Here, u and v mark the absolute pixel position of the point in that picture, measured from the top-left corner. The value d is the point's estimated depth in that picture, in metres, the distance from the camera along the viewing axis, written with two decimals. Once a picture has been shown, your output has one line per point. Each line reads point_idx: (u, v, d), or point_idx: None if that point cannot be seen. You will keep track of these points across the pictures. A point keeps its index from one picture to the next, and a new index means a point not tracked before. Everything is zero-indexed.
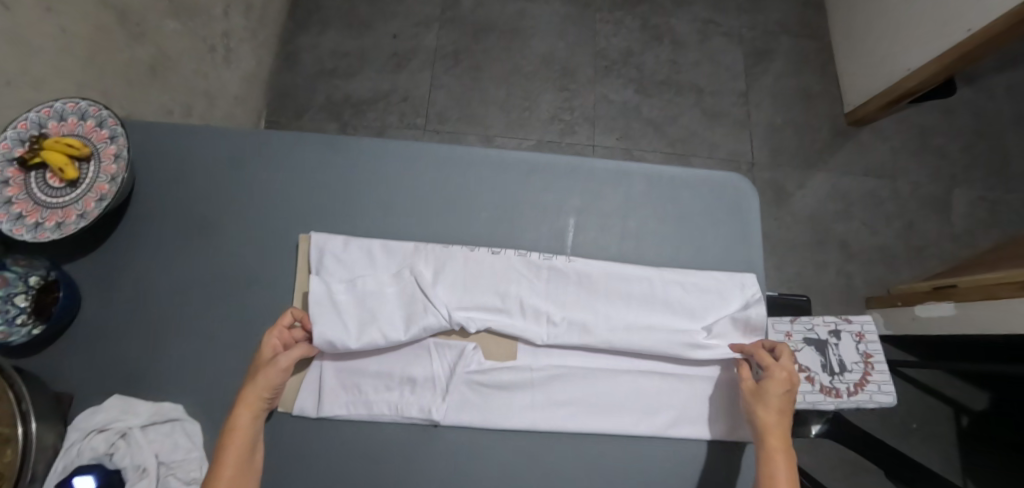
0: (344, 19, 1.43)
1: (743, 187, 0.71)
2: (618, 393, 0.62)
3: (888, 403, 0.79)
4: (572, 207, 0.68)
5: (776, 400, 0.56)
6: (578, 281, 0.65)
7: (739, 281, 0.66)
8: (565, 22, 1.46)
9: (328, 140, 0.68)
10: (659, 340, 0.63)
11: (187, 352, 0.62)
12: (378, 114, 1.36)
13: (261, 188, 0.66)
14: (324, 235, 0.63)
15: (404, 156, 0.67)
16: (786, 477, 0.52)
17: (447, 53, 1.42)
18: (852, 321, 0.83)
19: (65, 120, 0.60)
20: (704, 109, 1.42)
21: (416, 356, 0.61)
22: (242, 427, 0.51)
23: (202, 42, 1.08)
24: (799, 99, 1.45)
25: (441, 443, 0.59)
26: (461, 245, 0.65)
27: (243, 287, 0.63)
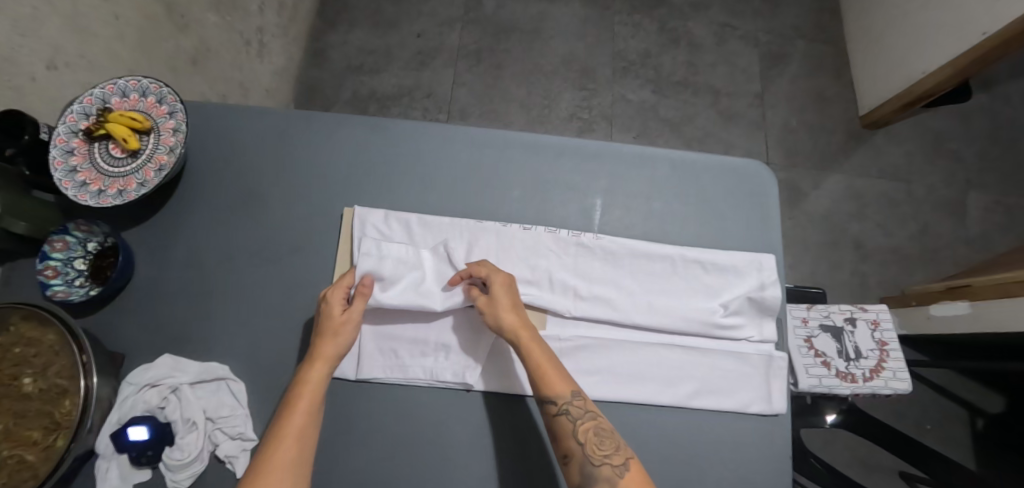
0: (370, 18, 1.47)
1: (764, 173, 0.73)
2: (640, 366, 0.65)
3: (904, 389, 0.82)
4: (599, 188, 0.71)
5: (505, 300, 0.60)
6: (605, 258, 0.68)
7: (759, 262, 0.69)
8: (585, 23, 1.50)
9: (365, 121, 0.71)
10: (680, 318, 0.66)
11: (233, 315, 0.65)
12: (402, 110, 1.40)
13: (303, 164, 0.70)
14: (366, 209, 0.66)
15: (438, 137, 0.71)
16: (547, 359, 0.57)
17: (469, 52, 1.45)
18: (868, 309, 0.87)
19: (128, 96, 0.64)
20: (720, 110, 1.44)
21: (449, 325, 0.64)
22: (314, 380, 0.54)
23: (239, 36, 1.13)
24: (814, 102, 1.46)
25: (469, 408, 0.62)
26: (493, 222, 0.68)
27: (287, 254, 0.67)
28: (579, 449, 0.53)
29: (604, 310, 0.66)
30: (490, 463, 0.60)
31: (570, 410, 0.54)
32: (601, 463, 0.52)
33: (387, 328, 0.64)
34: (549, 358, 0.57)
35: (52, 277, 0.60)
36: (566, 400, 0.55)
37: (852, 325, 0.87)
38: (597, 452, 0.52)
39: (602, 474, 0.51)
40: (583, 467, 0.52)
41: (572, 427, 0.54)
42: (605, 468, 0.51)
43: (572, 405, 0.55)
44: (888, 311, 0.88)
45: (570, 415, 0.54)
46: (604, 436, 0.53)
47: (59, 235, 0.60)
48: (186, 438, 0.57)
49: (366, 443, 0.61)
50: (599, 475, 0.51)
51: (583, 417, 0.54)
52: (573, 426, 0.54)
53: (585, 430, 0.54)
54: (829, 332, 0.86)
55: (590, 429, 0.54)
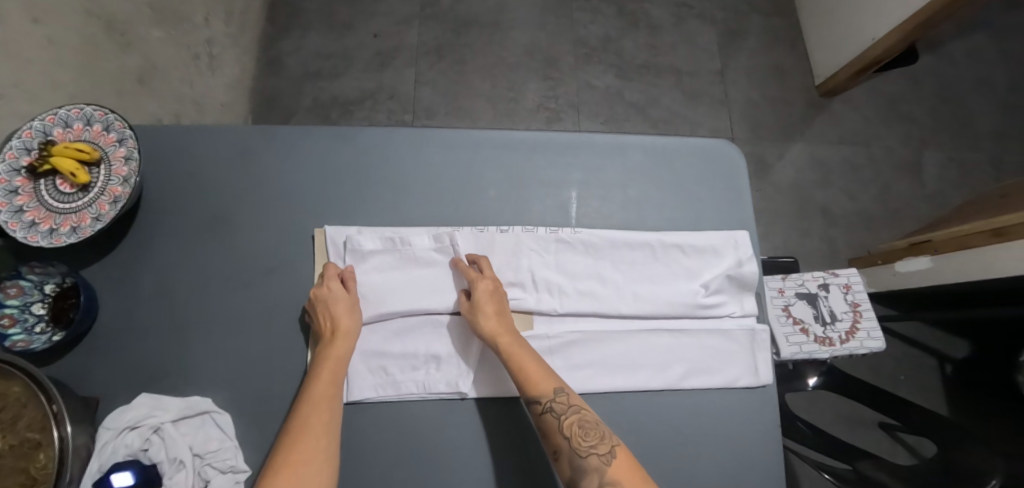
0: (325, 21, 1.43)
1: (733, 151, 0.74)
2: (632, 354, 0.65)
3: (878, 347, 0.85)
4: (573, 180, 0.71)
5: (489, 304, 0.61)
6: (585, 251, 0.68)
7: (735, 240, 0.70)
8: (544, 13, 1.49)
9: (330, 131, 0.69)
10: (665, 303, 0.67)
11: (212, 346, 0.63)
12: (366, 113, 1.36)
13: (269, 182, 0.67)
14: (337, 228, 0.65)
15: (407, 142, 0.69)
16: (530, 360, 0.58)
17: (430, 49, 1.43)
18: (839, 274, 0.90)
19: (71, 126, 0.60)
20: (684, 89, 1.46)
21: (439, 335, 0.64)
22: (338, 353, 0.57)
23: (187, 50, 1.08)
24: (773, 75, 1.49)
25: (463, 416, 0.62)
26: (471, 226, 0.67)
27: (262, 277, 0.65)
28: (565, 443, 0.54)
29: (591, 304, 0.66)
30: (493, 467, 0.60)
31: (555, 407, 0.55)
32: (588, 454, 0.53)
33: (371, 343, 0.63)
34: (532, 358, 0.58)
35: (9, 326, 0.56)
36: (550, 398, 0.56)
37: (826, 291, 0.90)
38: (584, 443, 0.53)
39: (591, 464, 0.52)
40: (573, 460, 0.53)
41: (558, 423, 0.55)
42: (592, 458, 0.52)
43: (556, 402, 0.56)
44: (858, 275, 0.91)
45: (554, 412, 0.55)
46: (589, 428, 0.54)
47: (12, 281, 0.56)
48: (175, 478, 0.54)
49: (365, 459, 0.60)
50: (589, 465, 0.52)
51: (567, 412, 0.55)
52: (557, 421, 0.55)
53: (570, 424, 0.54)
54: (805, 299, 0.89)
55: (575, 424, 0.54)
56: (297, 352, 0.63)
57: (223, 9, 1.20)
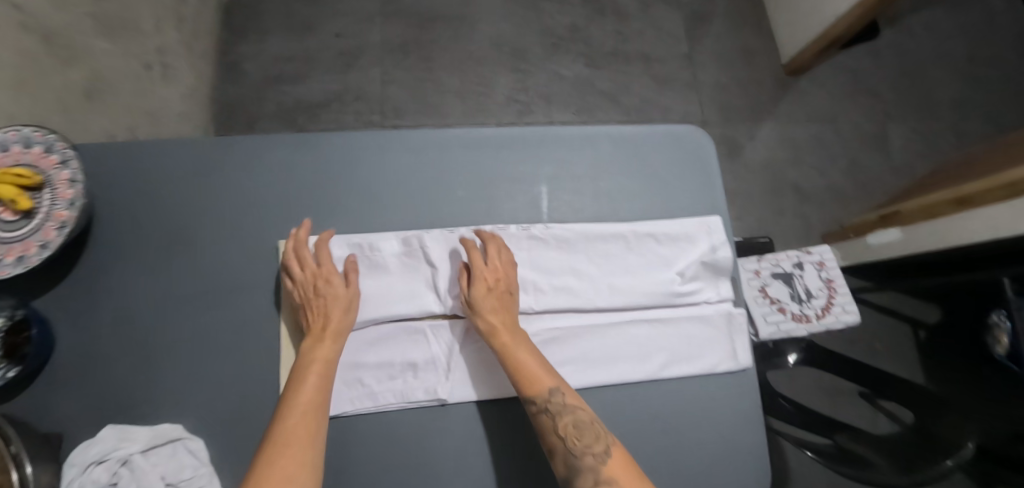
0: (283, 24, 1.38)
1: (702, 137, 0.74)
2: (613, 347, 0.65)
3: (853, 321, 0.86)
4: (543, 175, 0.70)
5: (490, 297, 0.59)
6: (559, 246, 0.67)
7: (708, 225, 0.70)
8: (508, 4, 1.46)
9: (290, 138, 0.67)
10: (642, 294, 0.67)
11: (179, 370, 0.61)
12: (333, 116, 1.33)
13: (229, 195, 0.65)
14: (303, 239, 0.63)
15: (371, 145, 0.67)
16: (527, 358, 0.57)
17: (395, 47, 1.39)
18: (812, 252, 0.91)
19: (9, 149, 0.56)
20: (653, 75, 1.46)
21: (413, 341, 0.62)
22: (326, 355, 0.55)
23: (137, 61, 1.03)
24: (740, 57, 1.50)
25: (446, 421, 0.61)
26: (440, 229, 0.66)
27: (228, 295, 0.63)
28: (560, 443, 0.54)
29: (569, 299, 0.65)
30: (479, 472, 0.60)
31: (550, 407, 0.55)
32: (582, 454, 0.52)
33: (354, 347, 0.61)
34: (529, 356, 0.57)
35: None
36: (546, 399, 0.55)
37: (800, 269, 0.91)
38: (579, 443, 0.53)
39: (586, 464, 0.52)
40: (568, 459, 0.53)
41: (552, 424, 0.54)
42: (586, 458, 0.52)
43: (552, 402, 0.55)
44: (830, 251, 0.93)
45: (549, 412, 0.55)
46: (586, 428, 0.54)
47: None
48: None
49: (347, 473, 0.58)
50: (584, 465, 0.52)
51: (563, 411, 0.55)
52: (553, 422, 0.54)
53: (565, 424, 0.54)
54: (780, 279, 0.90)
55: (570, 424, 0.54)
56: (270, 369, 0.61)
57: (173, 14, 1.15)
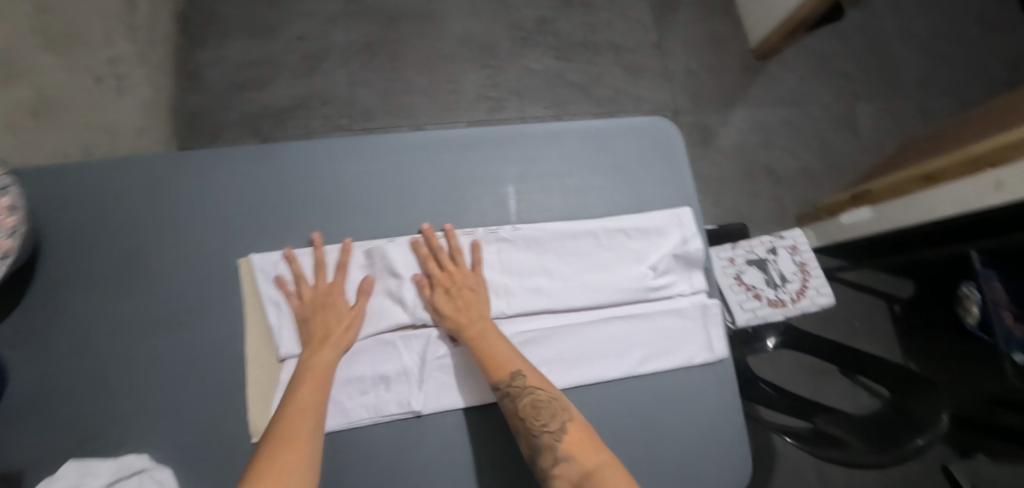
0: (391, 16, 1.41)
1: (665, 126, 0.73)
2: (592, 380, 0.61)
3: (825, 304, 0.86)
4: (514, 174, 0.68)
5: (461, 294, 0.60)
6: (528, 246, 0.65)
7: (679, 218, 0.69)
8: (614, 54, 1.48)
9: (252, 150, 0.66)
10: (608, 363, 0.62)
11: (133, 386, 0.59)
12: (432, 99, 1.36)
13: (194, 212, 0.64)
14: (263, 256, 0.61)
15: (344, 147, 0.66)
16: (483, 351, 0.56)
17: (500, 43, 1.43)
18: (785, 236, 0.90)
19: None
20: (744, 180, 1.46)
21: (385, 353, 0.60)
22: (325, 360, 0.56)
23: (299, 89, 1.31)
24: (828, 172, 1.49)
25: (422, 433, 0.58)
26: (389, 238, 0.63)
27: (184, 319, 0.61)
28: (520, 424, 0.53)
29: (545, 318, 0.63)
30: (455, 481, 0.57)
31: (511, 391, 0.54)
32: (542, 432, 0.52)
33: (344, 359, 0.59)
34: (484, 349, 0.57)
35: None
36: (505, 386, 0.54)
37: (774, 255, 0.89)
38: (536, 421, 0.52)
39: (543, 443, 0.51)
40: (528, 441, 0.52)
41: (513, 407, 0.53)
42: (545, 436, 0.51)
43: (514, 386, 0.54)
44: (804, 238, 0.92)
45: (510, 397, 0.54)
46: (545, 404, 0.53)
47: None
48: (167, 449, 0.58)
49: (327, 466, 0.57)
50: (542, 444, 0.51)
51: (524, 393, 0.54)
52: (514, 405, 0.53)
53: (524, 405, 0.53)
54: (755, 265, 0.88)
55: (529, 405, 0.53)
56: (233, 375, 0.59)
57: (308, 28, 1.36)
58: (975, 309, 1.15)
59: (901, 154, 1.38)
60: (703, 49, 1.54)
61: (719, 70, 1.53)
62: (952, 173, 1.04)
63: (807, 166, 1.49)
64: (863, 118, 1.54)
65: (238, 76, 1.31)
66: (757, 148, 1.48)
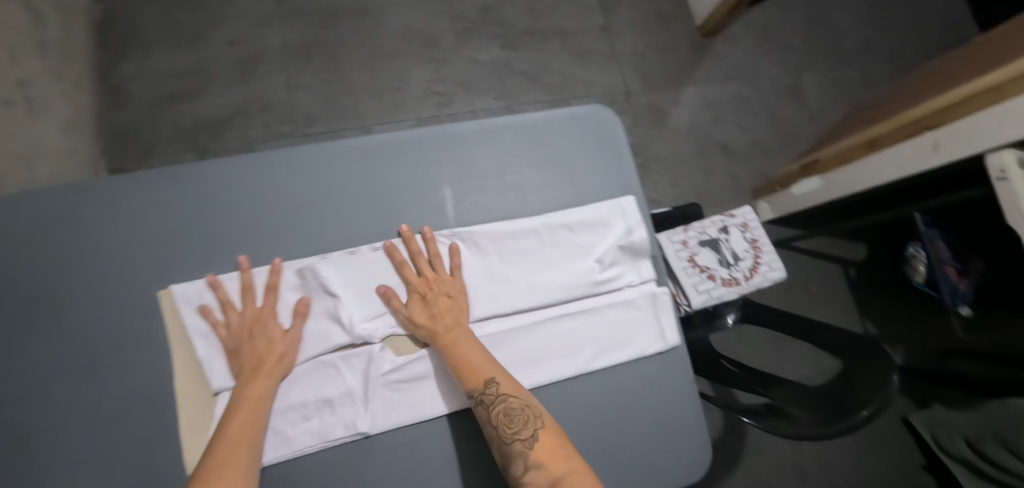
0: (327, 13, 1.34)
1: (606, 115, 0.73)
2: (545, 381, 0.61)
3: (778, 278, 0.87)
4: (448, 177, 0.65)
5: (436, 299, 0.59)
6: (469, 250, 0.63)
7: (622, 208, 0.69)
8: (562, 41, 1.46)
9: (166, 171, 0.61)
10: (557, 362, 0.62)
11: (50, 435, 0.54)
12: (379, 97, 1.31)
13: (102, 243, 0.59)
14: (185, 286, 0.57)
15: (266, 162, 0.62)
16: (458, 356, 0.55)
17: (445, 36, 1.39)
18: (735, 214, 0.91)
19: None
20: (701, 159, 1.46)
21: (325, 376, 0.57)
22: (258, 392, 0.53)
23: (238, 101, 1.25)
24: (780, 144, 1.52)
25: (374, 456, 0.56)
26: (318, 255, 0.60)
27: (104, 362, 0.56)
28: (493, 433, 0.51)
29: (495, 322, 0.62)
30: None
31: (484, 398, 0.53)
32: (512, 440, 0.50)
33: (283, 386, 0.56)
34: (459, 355, 0.55)
35: None
36: (477, 392, 0.53)
37: (726, 234, 0.90)
38: (508, 429, 0.50)
39: (515, 452, 0.49)
40: (501, 449, 0.51)
41: (486, 415, 0.52)
42: (516, 445, 0.50)
43: (486, 393, 0.53)
44: (753, 213, 0.93)
45: (483, 403, 0.52)
46: (518, 412, 0.51)
47: None
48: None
49: None
50: (514, 453, 0.50)
51: (495, 401, 0.52)
52: (486, 413, 0.52)
53: (496, 413, 0.52)
54: (708, 246, 0.88)
55: (501, 413, 0.51)
56: (163, 419, 0.55)
57: (241, 31, 1.29)
58: (922, 268, 1.19)
59: (847, 121, 1.41)
60: (650, 28, 1.53)
61: (668, 49, 1.53)
62: (891, 139, 1.08)
63: (758, 139, 1.51)
64: (810, 88, 1.57)
65: (165, 88, 1.22)
66: (710, 125, 1.49)
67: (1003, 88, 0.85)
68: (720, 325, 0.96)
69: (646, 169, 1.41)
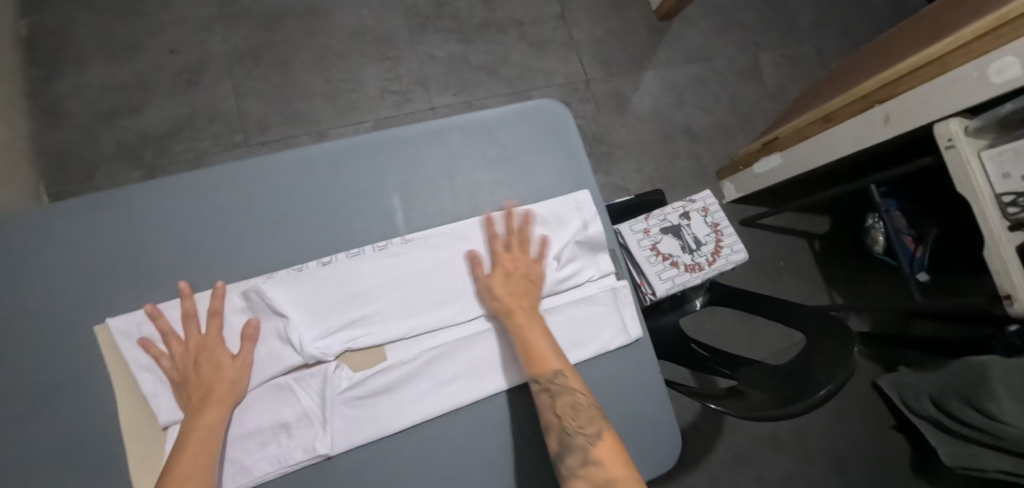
0: (272, 14, 1.29)
1: (556, 109, 0.72)
2: (508, 385, 0.60)
3: (741, 260, 0.87)
4: (395, 184, 0.64)
5: (514, 279, 0.62)
6: (422, 256, 0.62)
7: (577, 203, 0.68)
8: (519, 33, 1.43)
9: (92, 198, 0.57)
10: (518, 365, 0.61)
11: None
12: (333, 101, 1.27)
13: (29, 280, 0.55)
14: (122, 319, 0.54)
15: (202, 181, 0.59)
16: (532, 341, 0.57)
17: (399, 33, 1.35)
18: (695, 200, 0.91)
19: None
20: (664, 143, 1.46)
21: (279, 399, 0.55)
22: (209, 423, 0.51)
23: (184, 112, 1.19)
24: (741, 124, 1.53)
25: (336, 477, 0.55)
26: (263, 275, 0.58)
27: (39, 408, 0.53)
28: (555, 421, 0.53)
29: (452, 329, 0.62)
30: None
31: (552, 387, 0.54)
32: (575, 433, 0.51)
33: (237, 413, 0.54)
34: (534, 340, 0.58)
35: None
36: (548, 378, 0.55)
37: (687, 219, 0.90)
38: (573, 421, 0.52)
39: (576, 443, 0.51)
40: (560, 438, 0.52)
41: (550, 403, 0.54)
42: (578, 438, 0.51)
43: (555, 383, 0.55)
44: (713, 197, 0.93)
45: (550, 391, 0.54)
46: (584, 410, 0.53)
47: None
48: None
49: None
50: (575, 444, 0.51)
51: (562, 393, 0.54)
52: (551, 401, 0.54)
53: (564, 403, 0.53)
54: (670, 233, 0.88)
55: (567, 405, 0.53)
56: (109, 461, 0.52)
57: (181, 39, 1.23)
58: (880, 238, 1.22)
59: (803, 98, 1.43)
60: (607, 15, 1.52)
61: (626, 35, 1.52)
62: (845, 113, 1.10)
63: (719, 120, 1.52)
64: (767, 67, 1.59)
65: (103, 104, 1.16)
66: (672, 109, 1.49)
67: (949, 58, 0.89)
68: (689, 309, 0.96)
69: (611, 157, 1.40)
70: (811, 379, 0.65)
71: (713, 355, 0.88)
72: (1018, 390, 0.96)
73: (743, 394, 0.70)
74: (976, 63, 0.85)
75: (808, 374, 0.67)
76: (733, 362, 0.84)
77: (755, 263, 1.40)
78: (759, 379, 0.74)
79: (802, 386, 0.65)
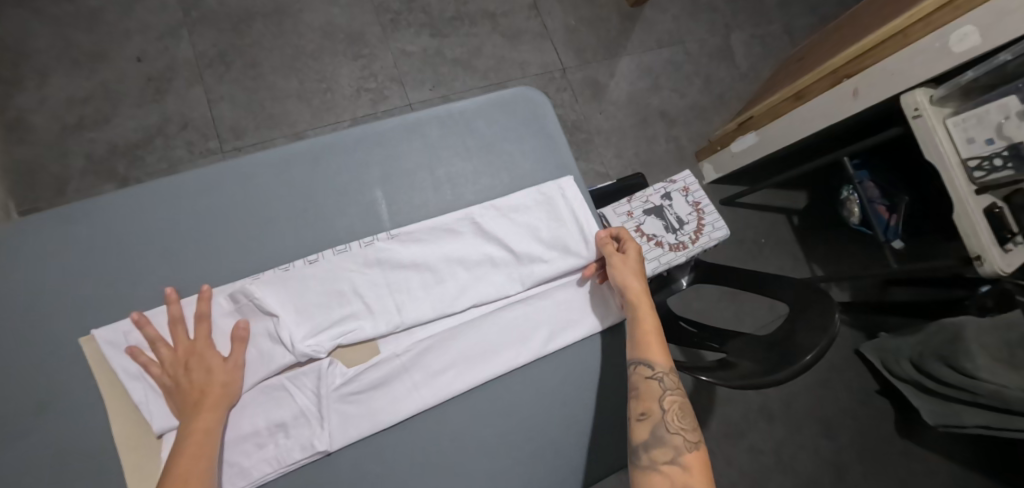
0: (239, 16, 1.26)
1: (532, 96, 0.72)
2: (502, 370, 0.61)
3: (723, 236, 0.89)
4: (375, 179, 0.64)
5: (636, 270, 0.65)
6: (408, 249, 0.62)
7: (560, 188, 0.69)
8: (492, 24, 1.43)
9: (69, 210, 0.56)
10: (510, 349, 0.62)
11: None
12: (309, 102, 1.26)
13: (4, 295, 0.54)
14: (109, 329, 0.53)
15: (180, 185, 0.59)
16: (655, 331, 0.61)
17: (370, 30, 1.34)
18: (676, 181, 0.93)
19: None
20: (642, 129, 1.47)
21: (275, 400, 0.56)
22: (206, 425, 0.50)
23: (155, 120, 1.16)
24: (716, 105, 1.56)
25: (334, 472, 0.55)
26: (249, 276, 0.57)
27: (27, 428, 0.51)
28: (659, 411, 0.55)
29: (442, 320, 0.63)
30: None
31: (664, 380, 0.57)
32: (673, 431, 0.54)
33: (231, 417, 0.54)
34: (657, 331, 0.61)
35: None
36: (662, 370, 0.58)
37: (669, 200, 0.92)
38: (676, 421, 0.55)
39: (672, 441, 0.53)
40: (655, 428, 0.54)
41: (660, 392, 0.56)
42: (673, 437, 0.53)
43: (667, 377, 0.58)
44: (693, 177, 0.95)
45: (662, 383, 0.57)
46: (686, 416, 0.56)
47: None
48: None
49: None
50: (669, 441, 0.53)
51: (672, 391, 0.57)
52: (661, 391, 0.56)
53: (671, 401, 0.56)
54: (653, 214, 0.90)
55: (675, 403, 0.56)
56: (105, 474, 0.52)
57: (145, 46, 1.19)
58: (856, 209, 1.26)
59: (774, 77, 1.46)
60: (578, 3, 1.52)
61: (598, 22, 1.52)
62: (815, 90, 1.12)
63: (694, 103, 1.54)
64: (738, 47, 1.61)
65: (70, 118, 1.12)
66: (648, 94, 1.50)
67: (910, 31, 0.91)
68: (677, 288, 0.98)
69: (591, 144, 1.41)
70: (796, 347, 0.67)
71: (701, 331, 0.90)
72: (991, 347, 1.01)
73: (732, 365, 0.72)
74: (934, 36, 0.87)
75: (795, 342, 0.69)
76: (721, 336, 0.86)
77: (736, 240, 1.43)
78: (747, 350, 0.75)
79: (789, 353, 0.66)
